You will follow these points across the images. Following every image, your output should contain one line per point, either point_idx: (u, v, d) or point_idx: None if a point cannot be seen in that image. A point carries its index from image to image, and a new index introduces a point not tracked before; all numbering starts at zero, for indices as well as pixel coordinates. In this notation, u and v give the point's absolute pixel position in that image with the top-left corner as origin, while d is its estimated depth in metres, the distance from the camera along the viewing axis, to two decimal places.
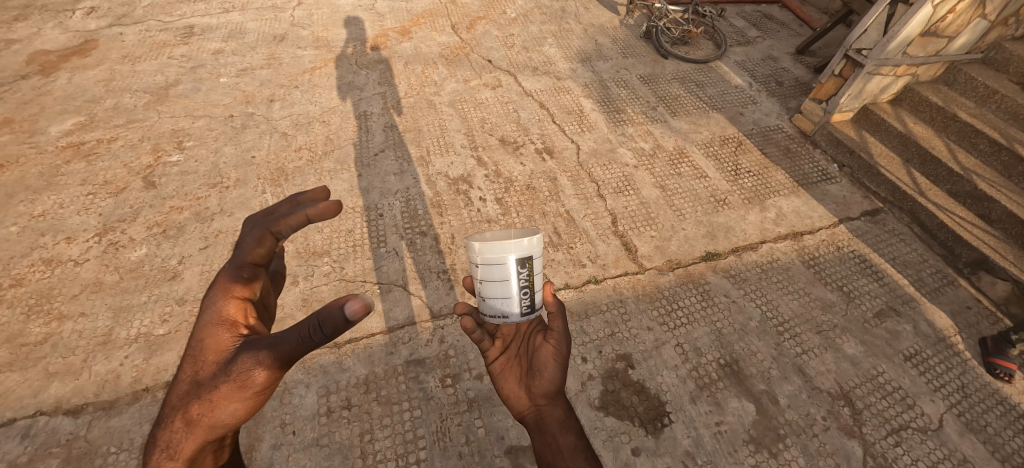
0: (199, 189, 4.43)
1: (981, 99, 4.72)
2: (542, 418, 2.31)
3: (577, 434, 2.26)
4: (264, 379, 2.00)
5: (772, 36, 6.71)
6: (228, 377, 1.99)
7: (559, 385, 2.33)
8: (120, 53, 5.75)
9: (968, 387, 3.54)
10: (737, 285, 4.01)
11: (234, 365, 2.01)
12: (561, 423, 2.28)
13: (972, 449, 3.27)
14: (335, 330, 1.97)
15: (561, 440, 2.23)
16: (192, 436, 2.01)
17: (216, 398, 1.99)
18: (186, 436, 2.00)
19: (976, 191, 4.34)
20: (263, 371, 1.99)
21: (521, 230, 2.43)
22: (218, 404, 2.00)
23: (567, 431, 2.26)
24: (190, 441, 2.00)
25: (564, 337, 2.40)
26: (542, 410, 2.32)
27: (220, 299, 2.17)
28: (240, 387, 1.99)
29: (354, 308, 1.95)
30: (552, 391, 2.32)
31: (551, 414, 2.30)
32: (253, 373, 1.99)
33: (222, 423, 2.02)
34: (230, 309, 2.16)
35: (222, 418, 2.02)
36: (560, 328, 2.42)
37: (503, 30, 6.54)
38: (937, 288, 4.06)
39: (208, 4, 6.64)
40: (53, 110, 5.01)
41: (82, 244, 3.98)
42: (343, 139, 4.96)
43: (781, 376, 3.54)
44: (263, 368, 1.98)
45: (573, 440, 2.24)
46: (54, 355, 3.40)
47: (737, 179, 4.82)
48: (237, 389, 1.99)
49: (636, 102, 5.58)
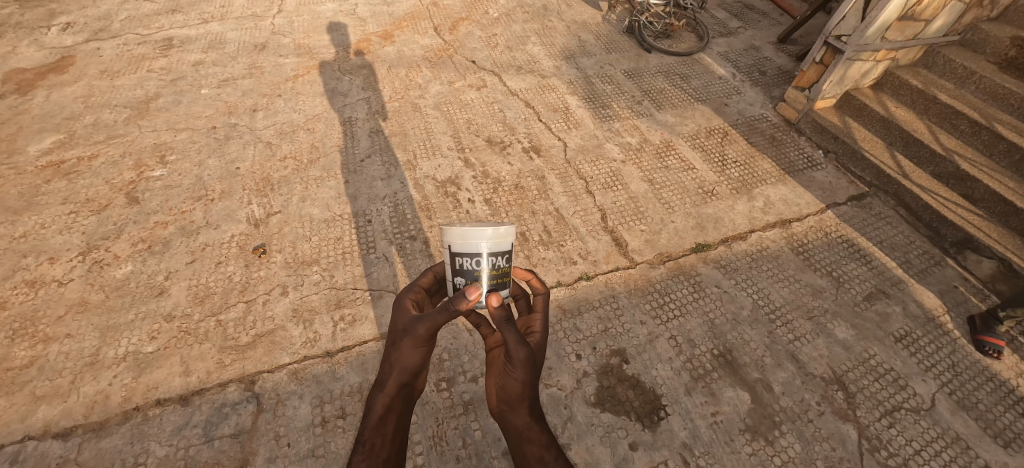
0: (184, 202, 4.38)
1: (960, 80, 4.78)
2: (506, 422, 2.36)
3: (542, 443, 2.29)
4: (429, 333, 2.26)
5: (753, 26, 6.76)
6: (406, 330, 2.29)
7: (517, 393, 2.29)
8: (98, 69, 5.68)
9: (958, 365, 3.58)
10: (728, 275, 4.02)
11: (409, 328, 2.28)
12: (523, 431, 2.33)
13: (964, 427, 3.31)
14: (461, 305, 2.18)
15: (526, 448, 2.30)
16: (390, 381, 2.29)
17: (401, 346, 2.29)
18: (387, 381, 2.30)
19: (959, 171, 4.40)
20: (427, 324, 2.25)
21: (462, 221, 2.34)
22: (403, 350, 2.28)
23: (530, 441, 2.30)
24: (389, 385, 2.29)
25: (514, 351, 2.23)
26: (505, 415, 2.35)
27: (404, 290, 2.46)
28: (415, 336, 2.27)
29: (472, 296, 2.19)
30: (512, 397, 2.30)
31: (514, 421, 2.34)
32: (420, 323, 2.26)
33: (409, 368, 2.30)
34: (408, 300, 2.41)
35: (409, 364, 2.30)
36: (511, 339, 2.24)
37: (486, 30, 6.53)
38: (924, 269, 4.10)
39: (187, 15, 6.56)
40: (32, 129, 4.93)
41: (66, 264, 3.92)
42: (329, 147, 4.92)
43: (774, 364, 3.56)
44: (427, 321, 2.24)
45: (539, 450, 2.28)
46: (40, 378, 3.34)
47: (724, 169, 4.84)
48: (414, 339, 2.27)
49: (621, 97, 5.60)
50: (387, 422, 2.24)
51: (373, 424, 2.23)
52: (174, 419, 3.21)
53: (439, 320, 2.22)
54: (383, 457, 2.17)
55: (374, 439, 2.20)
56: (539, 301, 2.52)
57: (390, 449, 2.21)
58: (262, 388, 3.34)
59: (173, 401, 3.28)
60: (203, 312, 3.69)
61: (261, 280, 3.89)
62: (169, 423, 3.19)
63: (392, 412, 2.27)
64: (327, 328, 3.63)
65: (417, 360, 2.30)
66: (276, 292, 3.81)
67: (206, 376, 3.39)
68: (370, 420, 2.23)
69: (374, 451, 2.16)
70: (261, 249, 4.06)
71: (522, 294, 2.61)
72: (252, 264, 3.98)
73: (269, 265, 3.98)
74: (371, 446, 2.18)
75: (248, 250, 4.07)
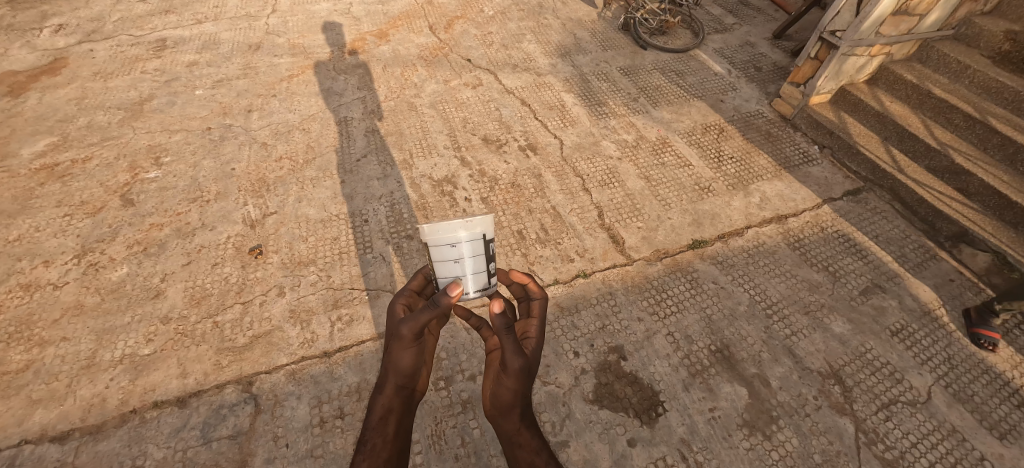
0: (180, 204, 4.36)
1: (954, 74, 4.79)
2: (498, 427, 2.37)
3: (532, 447, 2.29)
4: (413, 332, 2.24)
5: (748, 21, 6.77)
6: (393, 333, 2.30)
7: (508, 399, 2.30)
8: (91, 71, 5.64)
9: (954, 358, 3.59)
10: (725, 271, 4.03)
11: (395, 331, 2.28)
12: (513, 435, 2.32)
13: (960, 419, 3.33)
14: (445, 301, 2.19)
15: (516, 454, 2.29)
16: (388, 384, 2.30)
17: (391, 349, 2.29)
18: (385, 383, 2.31)
19: (953, 165, 4.41)
20: (410, 324, 2.23)
21: (452, 221, 2.16)
22: (394, 353, 2.28)
23: (520, 446, 2.30)
24: (387, 387, 2.30)
25: (512, 356, 2.26)
26: (496, 420, 2.36)
27: (395, 295, 2.50)
28: (401, 338, 2.26)
29: (454, 292, 2.16)
30: (503, 403, 2.31)
31: (504, 426, 2.34)
32: (403, 325, 2.25)
33: (403, 370, 2.29)
34: (399, 304, 2.45)
35: (402, 366, 2.29)
36: (509, 348, 2.27)
37: (481, 28, 6.52)
38: (920, 263, 4.12)
39: (180, 16, 6.52)
40: (25, 132, 4.90)
41: (61, 267, 3.90)
42: (325, 147, 4.91)
43: (772, 359, 3.57)
44: (410, 321, 2.23)
45: (529, 457, 2.26)
46: (37, 382, 3.33)
47: (720, 166, 4.85)
48: (400, 341, 2.26)
49: (617, 94, 5.60)
50: (388, 422, 2.23)
51: (374, 425, 2.22)
52: (171, 421, 3.21)
53: (422, 319, 2.22)
54: (383, 458, 2.13)
55: (375, 439, 2.18)
56: (538, 306, 2.52)
57: (390, 450, 2.17)
58: (259, 389, 3.34)
59: (170, 403, 3.27)
60: (199, 314, 3.68)
61: (257, 281, 3.88)
62: (167, 425, 3.19)
63: (392, 413, 2.25)
64: (325, 328, 3.62)
65: (410, 361, 2.29)
66: (273, 293, 3.81)
67: (203, 377, 3.38)
68: (371, 422, 2.23)
69: (376, 451, 2.14)
70: (258, 250, 4.05)
71: (524, 297, 2.56)
72: (248, 265, 3.97)
73: (265, 266, 3.97)
74: (373, 446, 2.16)
75: (244, 251, 4.06)
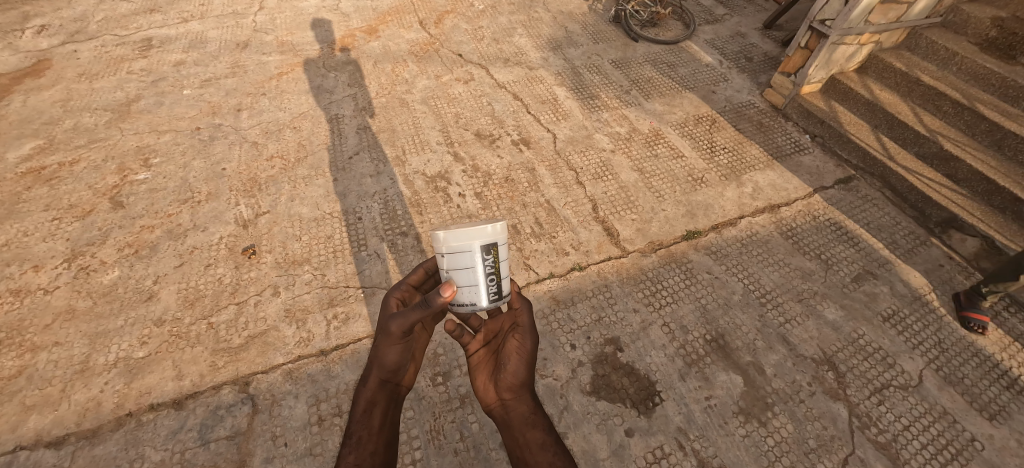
0: (170, 205, 4.32)
1: (942, 61, 4.83)
2: (508, 413, 2.32)
3: (543, 428, 2.26)
4: (402, 330, 2.25)
5: (739, 12, 6.77)
6: (381, 327, 2.31)
7: (522, 378, 2.37)
8: (76, 72, 5.56)
9: (944, 342, 3.65)
10: (719, 261, 4.06)
11: (385, 326, 2.29)
12: (527, 417, 2.30)
13: (950, 401, 3.38)
14: (437, 302, 2.23)
15: (528, 435, 2.24)
16: (371, 377, 2.29)
17: (379, 343, 2.30)
18: (369, 376, 2.30)
19: (942, 152, 4.45)
20: (400, 321, 2.25)
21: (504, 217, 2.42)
22: (382, 347, 2.29)
23: (533, 426, 2.26)
24: (371, 380, 2.29)
25: (529, 333, 2.44)
26: (507, 405, 2.34)
27: (392, 288, 2.50)
28: (390, 334, 2.27)
29: (447, 293, 2.21)
30: (515, 384, 2.36)
31: (516, 409, 2.32)
32: (393, 321, 2.26)
33: (388, 366, 2.30)
34: (394, 297, 2.44)
35: (388, 361, 2.30)
36: (525, 321, 2.46)
37: (471, 22, 6.48)
38: (910, 249, 4.16)
39: (166, 15, 6.43)
40: (10, 135, 4.83)
41: (51, 271, 3.86)
42: (316, 145, 4.87)
43: (766, 347, 3.60)
44: (401, 318, 2.25)
45: (541, 436, 2.24)
46: (30, 388, 3.30)
47: (712, 156, 4.87)
48: (388, 337, 2.28)
49: (609, 87, 5.59)
50: (372, 415, 2.21)
51: (358, 417, 2.20)
52: (169, 423, 3.19)
53: (412, 317, 2.24)
54: (370, 450, 2.12)
55: (360, 432, 2.16)
56: None
57: (377, 442, 2.16)
58: (256, 389, 3.33)
59: (167, 405, 3.25)
60: (193, 315, 3.66)
61: (251, 281, 3.86)
62: (164, 428, 3.17)
63: (376, 406, 2.24)
64: (321, 327, 3.61)
65: (396, 357, 2.30)
66: (267, 292, 3.79)
67: (200, 379, 3.36)
68: (354, 414, 2.20)
69: (361, 444, 2.12)
70: (251, 250, 4.03)
71: None
72: (241, 265, 3.95)
73: (259, 266, 3.95)
74: (358, 439, 2.14)
75: (237, 252, 4.03)
